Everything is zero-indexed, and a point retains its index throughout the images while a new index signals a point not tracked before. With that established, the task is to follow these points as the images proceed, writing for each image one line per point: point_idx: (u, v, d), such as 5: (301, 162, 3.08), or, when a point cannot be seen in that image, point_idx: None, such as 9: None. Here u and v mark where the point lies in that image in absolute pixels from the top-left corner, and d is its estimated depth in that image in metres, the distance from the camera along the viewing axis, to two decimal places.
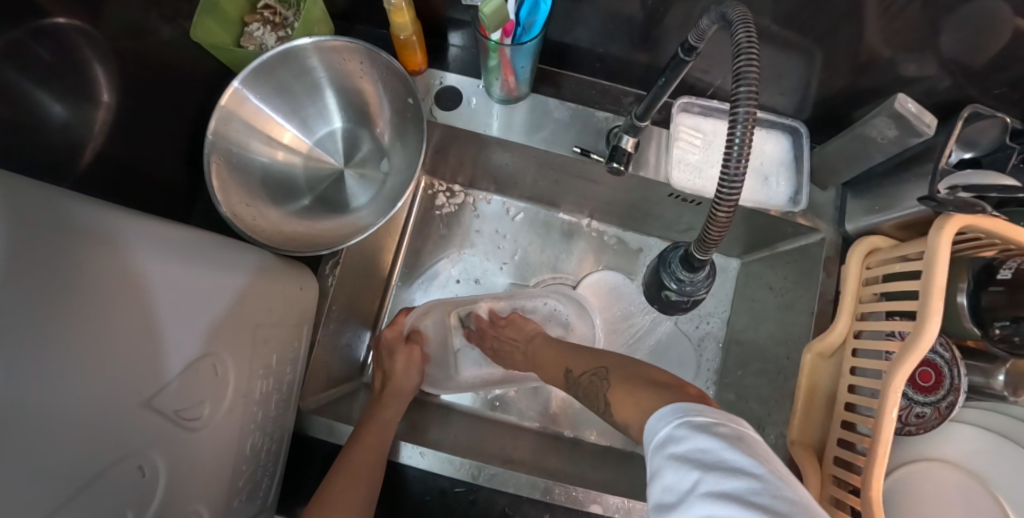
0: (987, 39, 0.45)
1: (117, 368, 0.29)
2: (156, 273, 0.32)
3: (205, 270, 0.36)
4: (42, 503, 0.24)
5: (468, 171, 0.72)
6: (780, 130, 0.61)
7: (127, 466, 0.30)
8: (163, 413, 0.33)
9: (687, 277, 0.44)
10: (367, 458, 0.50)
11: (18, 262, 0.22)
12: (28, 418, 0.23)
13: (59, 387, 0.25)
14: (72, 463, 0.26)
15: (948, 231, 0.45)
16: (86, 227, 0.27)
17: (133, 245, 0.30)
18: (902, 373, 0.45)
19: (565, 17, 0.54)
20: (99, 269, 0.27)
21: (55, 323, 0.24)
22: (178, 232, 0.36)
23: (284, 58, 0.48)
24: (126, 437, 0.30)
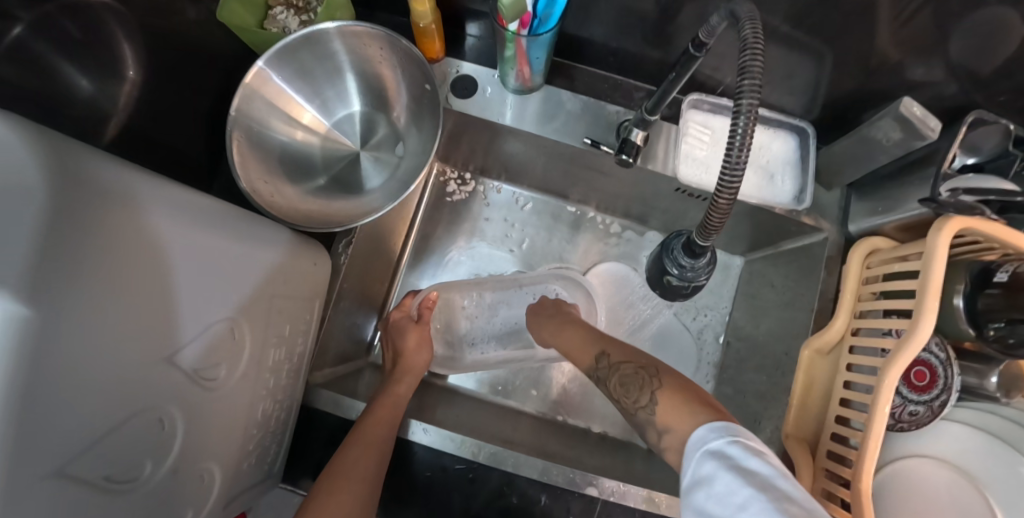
0: (996, 46, 0.46)
1: (146, 325, 0.30)
2: (182, 237, 0.33)
3: (228, 238, 0.38)
4: (69, 443, 0.26)
5: (480, 159, 0.73)
6: (787, 130, 0.62)
7: (148, 418, 0.32)
8: (183, 370, 0.35)
9: (688, 263, 0.45)
10: (376, 434, 0.51)
11: (64, 215, 0.24)
12: (67, 360, 0.25)
13: (95, 336, 0.26)
14: (101, 409, 0.28)
15: (947, 232, 0.46)
16: (123, 188, 0.29)
17: (163, 209, 0.32)
18: (897, 368, 0.46)
19: (581, 11, 0.55)
20: (133, 229, 0.29)
21: (93, 275, 0.26)
22: (201, 200, 0.37)
23: (307, 42, 0.50)
24: (149, 389, 0.31)
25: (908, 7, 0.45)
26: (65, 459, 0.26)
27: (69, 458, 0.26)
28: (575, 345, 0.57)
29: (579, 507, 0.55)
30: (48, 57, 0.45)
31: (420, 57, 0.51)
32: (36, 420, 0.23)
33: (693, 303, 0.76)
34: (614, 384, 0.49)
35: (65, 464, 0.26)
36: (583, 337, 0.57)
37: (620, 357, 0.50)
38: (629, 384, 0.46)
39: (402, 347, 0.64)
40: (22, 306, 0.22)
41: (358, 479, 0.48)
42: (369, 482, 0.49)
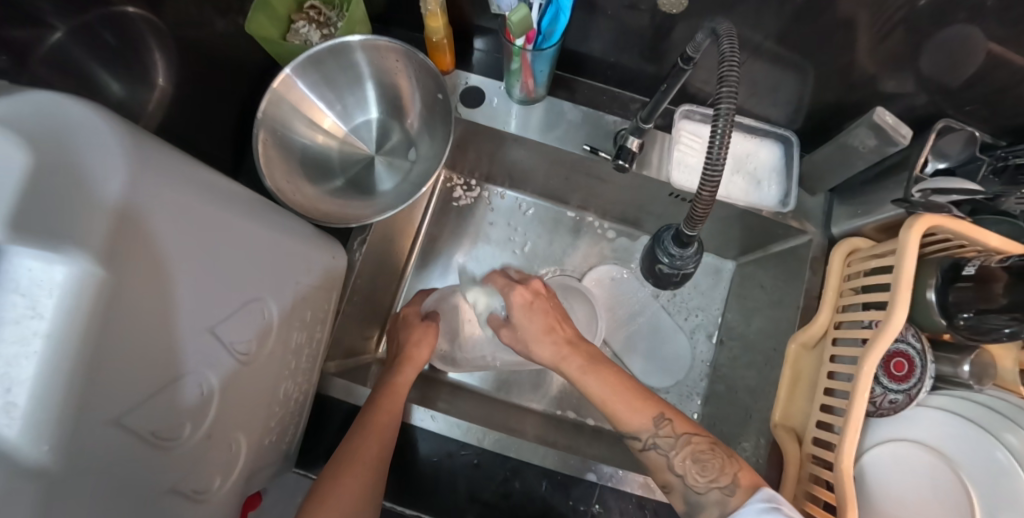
0: (963, 61, 0.51)
1: (191, 296, 0.35)
2: (221, 221, 0.37)
3: (257, 223, 0.43)
4: (126, 398, 0.30)
5: (486, 167, 0.78)
6: (773, 139, 0.67)
7: (190, 383, 0.36)
8: (221, 341, 0.39)
9: (678, 252, 0.45)
10: (382, 418, 0.54)
11: (132, 196, 0.29)
12: (129, 320, 0.29)
13: (150, 301, 0.31)
14: (152, 370, 0.32)
15: (918, 228, 0.51)
16: (179, 175, 0.33)
17: (207, 196, 0.36)
18: (872, 355, 0.50)
19: (582, 28, 0.60)
20: (183, 210, 0.33)
21: (149, 253, 0.30)
22: (237, 190, 0.41)
23: (331, 53, 0.54)
24: (191, 356, 0.36)
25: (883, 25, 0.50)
26: (120, 409, 0.30)
27: (125, 410, 0.30)
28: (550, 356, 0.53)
29: (578, 493, 0.58)
30: (84, 64, 0.51)
31: (433, 68, 0.55)
32: (102, 367, 0.28)
33: (687, 305, 0.80)
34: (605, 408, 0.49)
35: (121, 412, 0.30)
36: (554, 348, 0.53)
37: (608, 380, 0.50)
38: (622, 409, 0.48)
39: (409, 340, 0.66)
40: (97, 273, 0.26)
41: (373, 458, 0.51)
42: (377, 463, 0.52)
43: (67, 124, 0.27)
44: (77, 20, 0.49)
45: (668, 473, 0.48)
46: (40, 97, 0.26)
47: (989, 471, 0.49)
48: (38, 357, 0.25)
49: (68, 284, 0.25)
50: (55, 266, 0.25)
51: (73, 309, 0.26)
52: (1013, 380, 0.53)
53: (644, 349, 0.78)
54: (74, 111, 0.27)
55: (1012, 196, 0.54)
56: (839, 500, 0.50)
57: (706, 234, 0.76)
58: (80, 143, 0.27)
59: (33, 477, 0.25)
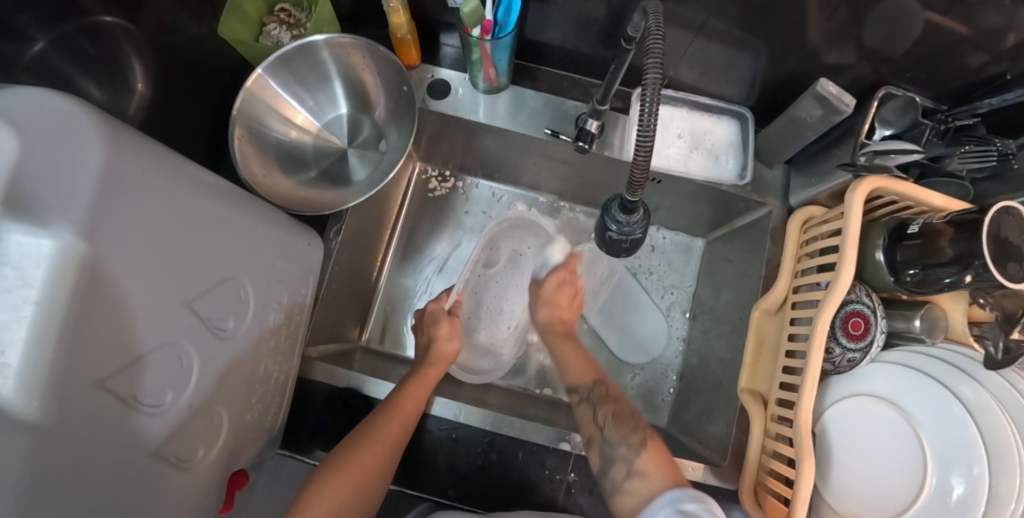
0: (900, 31, 0.53)
1: (169, 273, 0.37)
2: (196, 204, 0.40)
3: (231, 207, 0.45)
4: (108, 365, 0.33)
5: (459, 157, 0.80)
6: (728, 116, 0.69)
7: (171, 354, 0.39)
8: (199, 317, 0.41)
9: (624, 220, 0.46)
10: (407, 406, 0.57)
11: (105, 177, 0.31)
12: (108, 292, 0.32)
13: (129, 276, 0.34)
14: (132, 339, 0.35)
15: (861, 191, 0.53)
16: (153, 160, 0.36)
17: (181, 180, 0.39)
18: (824, 314, 0.52)
19: (538, 18, 0.63)
20: (158, 193, 0.36)
21: (128, 229, 0.33)
22: (210, 177, 0.44)
23: (298, 52, 0.57)
24: (171, 330, 0.38)
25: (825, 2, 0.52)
26: (103, 375, 0.33)
27: (108, 375, 0.33)
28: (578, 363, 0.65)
29: (554, 462, 0.60)
30: (65, 71, 0.55)
31: (397, 63, 0.59)
32: (85, 335, 0.31)
33: (660, 283, 0.82)
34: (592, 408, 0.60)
35: (104, 378, 0.33)
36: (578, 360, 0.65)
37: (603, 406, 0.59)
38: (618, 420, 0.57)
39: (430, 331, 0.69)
40: (77, 247, 0.29)
41: (384, 441, 0.53)
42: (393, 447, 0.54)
43: (48, 113, 0.29)
44: (55, 30, 0.54)
45: (595, 434, 0.57)
46: (29, 91, 0.29)
47: (944, 420, 0.52)
48: (28, 321, 0.27)
49: (52, 256, 0.28)
50: (40, 240, 0.28)
51: (59, 278, 0.28)
52: (962, 332, 0.53)
53: (620, 327, 0.80)
54: (52, 101, 0.30)
55: (953, 156, 0.56)
56: (799, 454, 0.51)
57: (674, 212, 0.78)
58: (61, 130, 0.29)
59: (25, 430, 0.27)
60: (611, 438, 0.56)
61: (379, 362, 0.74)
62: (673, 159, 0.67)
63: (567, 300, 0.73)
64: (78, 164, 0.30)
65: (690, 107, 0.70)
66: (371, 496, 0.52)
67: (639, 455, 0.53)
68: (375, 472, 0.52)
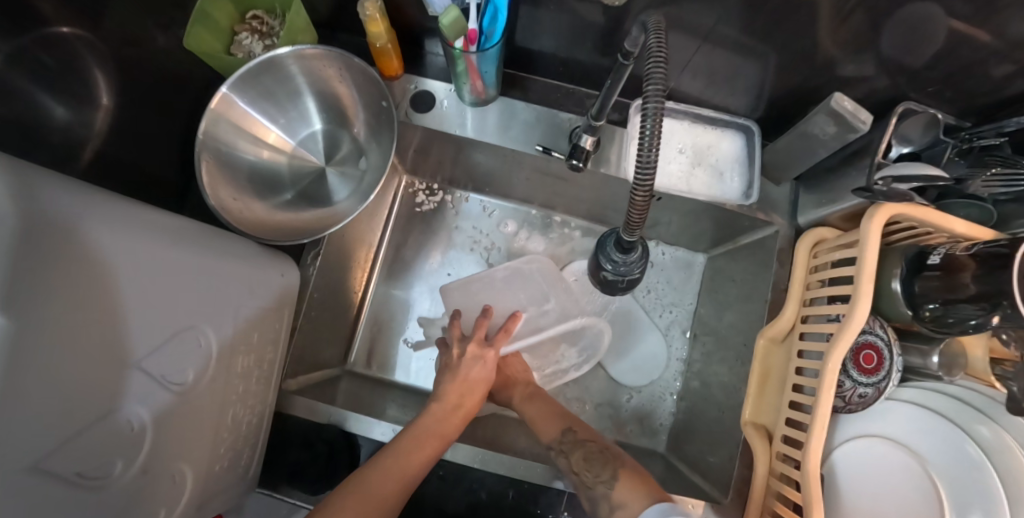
0: (925, 41, 0.49)
1: (113, 334, 0.33)
2: (144, 251, 0.36)
3: (187, 248, 0.41)
4: (41, 445, 0.29)
5: (447, 171, 0.76)
6: (734, 129, 0.65)
7: (119, 419, 0.35)
8: (151, 376, 0.37)
9: (620, 258, 0.42)
10: (410, 474, 0.49)
11: (31, 235, 0.27)
12: (40, 366, 0.28)
13: (66, 343, 0.29)
14: (71, 413, 0.31)
15: (878, 218, 0.49)
16: (85, 209, 0.32)
17: (125, 228, 0.35)
18: (836, 352, 0.49)
19: (529, 24, 0.58)
20: (98, 245, 0.32)
21: (63, 292, 0.29)
22: (160, 219, 0.40)
23: (267, 66, 0.52)
24: (115, 394, 0.34)
25: (844, 10, 0.47)
26: (35, 457, 0.28)
27: (41, 455, 0.29)
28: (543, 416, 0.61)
29: (546, 501, 0.57)
30: (18, 85, 0.54)
31: (376, 76, 0.54)
32: (12, 419, 0.26)
33: (659, 301, 0.78)
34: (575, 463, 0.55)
35: (37, 461, 0.29)
36: (549, 407, 0.62)
37: (585, 435, 0.57)
38: (592, 460, 0.54)
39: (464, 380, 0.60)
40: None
41: (400, 468, 0.49)
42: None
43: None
44: (9, 43, 0.53)
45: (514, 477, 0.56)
46: None
47: (959, 465, 0.48)
48: None
49: None
50: None
51: None
52: (983, 369, 0.51)
53: (617, 349, 0.77)
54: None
55: (977, 178, 0.54)
56: (807, 501, 0.48)
57: (674, 228, 0.74)
58: None
59: None
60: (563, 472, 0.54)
61: (365, 388, 0.71)
62: (674, 176, 0.63)
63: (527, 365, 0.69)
64: None
65: (693, 120, 0.65)
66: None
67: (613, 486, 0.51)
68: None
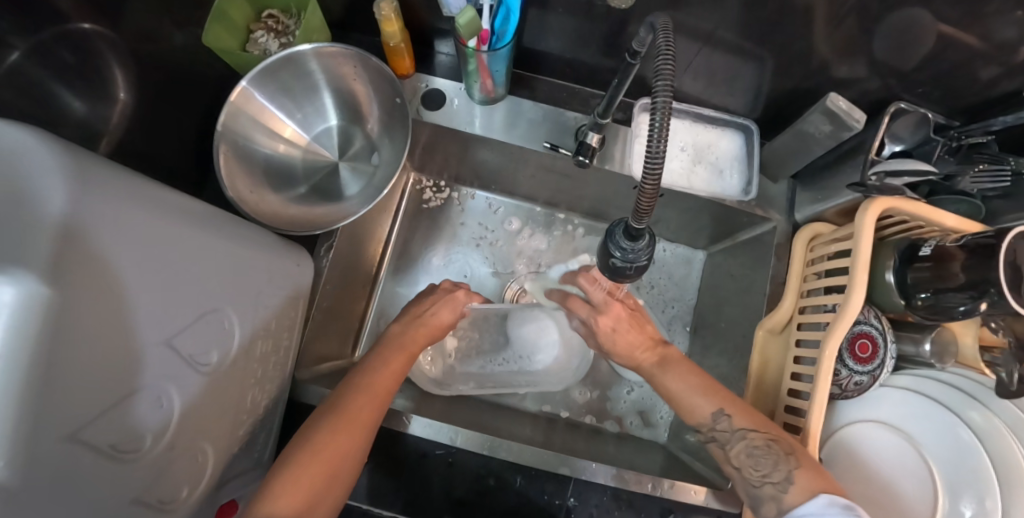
0: (915, 45, 0.51)
1: (147, 312, 0.35)
2: (175, 234, 0.38)
3: (214, 234, 0.43)
4: (83, 414, 0.30)
5: (455, 168, 0.78)
6: (733, 129, 0.67)
7: (149, 394, 0.36)
8: (179, 354, 0.39)
9: (628, 247, 0.43)
10: (385, 381, 0.55)
11: (80, 214, 0.29)
12: (84, 338, 0.29)
13: (106, 318, 0.31)
14: (108, 386, 0.32)
15: (872, 211, 0.52)
16: (126, 192, 0.33)
17: (160, 212, 0.36)
18: (832, 338, 0.51)
19: (538, 26, 0.61)
20: (136, 226, 0.33)
21: (105, 269, 0.31)
22: (191, 205, 0.42)
23: (286, 62, 0.54)
24: (148, 369, 0.36)
25: (839, 14, 0.50)
26: (77, 425, 0.30)
27: (80, 424, 0.30)
28: (684, 394, 0.53)
29: (553, 487, 0.59)
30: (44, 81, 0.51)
31: (390, 73, 0.56)
32: (58, 386, 0.28)
33: (661, 296, 0.80)
34: (743, 454, 0.50)
35: (78, 429, 0.30)
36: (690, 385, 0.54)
37: (741, 421, 0.51)
38: (757, 457, 0.49)
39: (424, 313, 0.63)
40: (47, 293, 0.26)
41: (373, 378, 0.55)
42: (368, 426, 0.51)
43: (12, 152, 0.27)
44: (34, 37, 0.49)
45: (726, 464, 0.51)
46: None
47: (953, 448, 0.51)
48: None
49: (14, 304, 0.25)
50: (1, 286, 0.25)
51: (25, 326, 0.25)
52: (973, 356, 0.53)
53: None
54: (19, 136, 0.27)
55: (966, 175, 0.56)
56: None
57: (675, 225, 0.77)
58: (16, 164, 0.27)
59: None
60: (746, 472, 0.49)
61: None
62: (677, 173, 0.65)
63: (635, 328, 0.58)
64: (44, 201, 0.27)
65: (693, 119, 0.67)
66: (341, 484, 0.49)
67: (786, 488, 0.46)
68: (350, 453, 0.49)
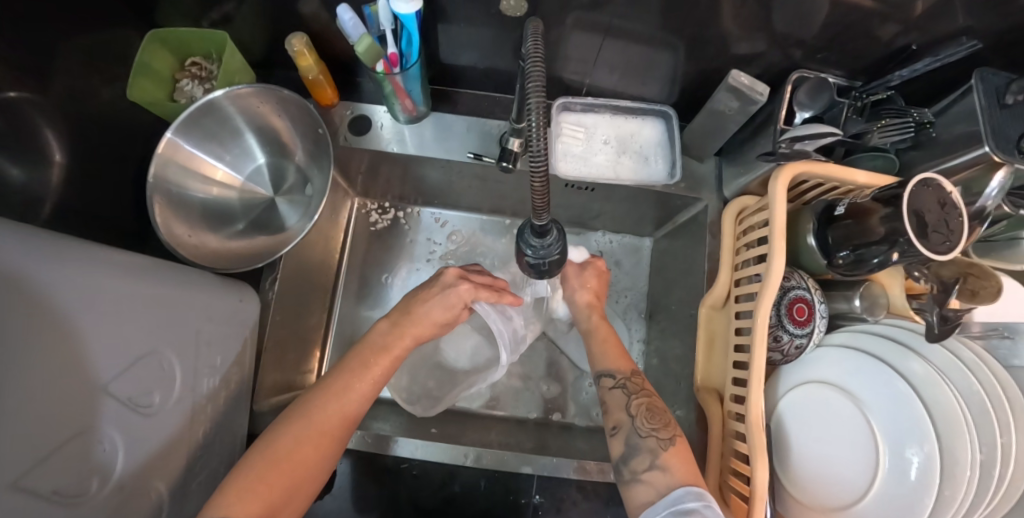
0: (813, 14, 0.52)
1: (76, 361, 0.37)
2: (99, 285, 0.40)
3: (142, 281, 0.45)
4: (19, 464, 0.32)
5: (397, 188, 0.80)
6: (653, 116, 0.68)
7: (91, 439, 0.38)
8: (117, 399, 0.41)
9: (537, 244, 0.45)
10: (366, 387, 0.53)
11: None
12: (10, 391, 0.31)
13: (34, 370, 0.33)
14: (44, 436, 0.34)
15: (782, 179, 0.54)
16: (40, 251, 0.36)
17: (84, 267, 0.39)
18: (763, 309, 0.52)
19: (448, 41, 0.63)
20: (53, 282, 0.36)
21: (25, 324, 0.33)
22: (115, 257, 0.43)
23: (206, 109, 0.55)
24: (87, 415, 0.38)
25: None
26: (16, 474, 0.32)
27: (21, 473, 0.32)
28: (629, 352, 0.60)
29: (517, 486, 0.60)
30: None
31: (315, 113, 0.58)
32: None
33: (613, 288, 0.81)
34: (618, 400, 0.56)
35: (20, 478, 0.32)
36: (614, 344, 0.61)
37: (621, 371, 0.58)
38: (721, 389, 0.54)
39: (428, 314, 0.58)
40: None
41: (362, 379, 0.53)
42: (338, 434, 0.50)
43: None
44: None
45: (621, 413, 0.55)
46: None
47: (893, 404, 0.52)
48: None
49: None
50: None
51: None
52: (902, 306, 0.54)
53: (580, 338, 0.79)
54: None
55: (873, 131, 0.57)
56: (752, 449, 0.51)
57: (616, 216, 0.78)
58: None
59: None
60: (638, 422, 0.53)
61: None
62: (604, 166, 0.66)
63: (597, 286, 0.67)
64: None
65: (613, 111, 0.68)
66: (305, 493, 0.48)
67: (665, 448, 0.50)
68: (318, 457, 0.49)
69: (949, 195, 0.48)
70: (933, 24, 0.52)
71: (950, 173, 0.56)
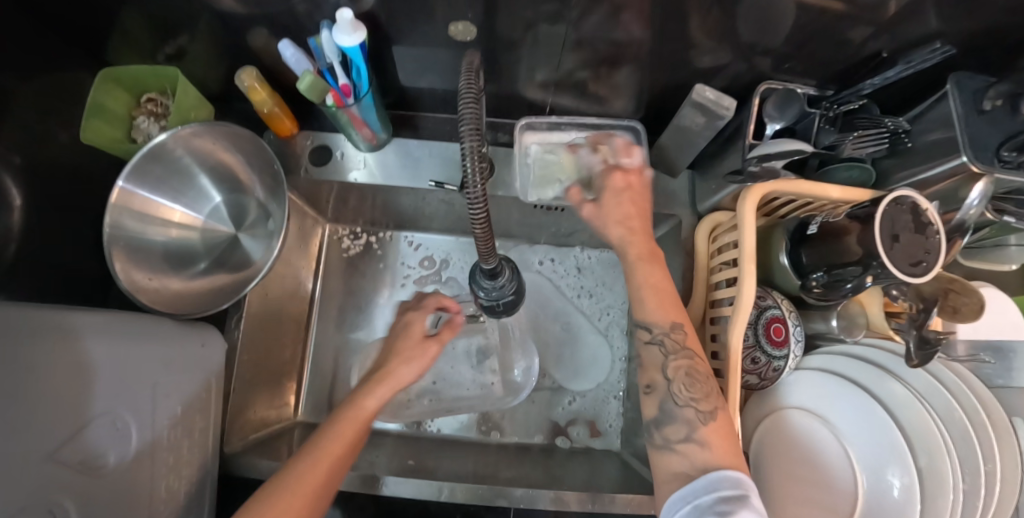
0: (778, 23, 0.49)
1: (29, 424, 0.38)
2: (60, 347, 0.42)
3: (104, 339, 0.46)
4: None
5: (368, 214, 0.78)
6: (621, 130, 0.66)
7: (37, 509, 0.38)
8: (66, 464, 0.41)
9: (490, 286, 0.44)
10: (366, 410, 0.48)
11: None
12: None
13: None
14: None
15: (751, 199, 0.51)
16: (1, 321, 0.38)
17: (48, 336, 0.41)
18: (735, 336, 0.49)
19: (404, 66, 0.61)
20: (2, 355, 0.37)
21: None
22: (77, 323, 0.44)
23: (154, 155, 0.54)
24: (34, 485, 0.38)
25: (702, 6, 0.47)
26: None
27: None
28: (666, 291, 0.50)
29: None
30: None
31: (270, 156, 0.59)
32: None
33: (594, 305, 0.80)
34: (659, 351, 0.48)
35: None
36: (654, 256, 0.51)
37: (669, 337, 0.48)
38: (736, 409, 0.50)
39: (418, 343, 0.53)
40: None
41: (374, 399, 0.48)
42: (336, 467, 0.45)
43: None
44: None
45: (657, 372, 0.48)
46: None
47: (869, 428, 0.51)
48: None
49: None
50: None
51: None
52: (882, 325, 0.51)
53: (561, 358, 0.78)
54: None
55: (846, 143, 0.55)
56: None
57: (592, 233, 0.77)
58: None
59: None
60: (675, 388, 0.47)
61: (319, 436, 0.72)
62: None
63: (636, 213, 0.51)
64: None
65: (580, 129, 0.67)
66: None
67: (705, 422, 0.45)
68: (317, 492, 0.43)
69: (925, 211, 0.46)
70: (903, 29, 0.49)
71: (925, 184, 0.54)
